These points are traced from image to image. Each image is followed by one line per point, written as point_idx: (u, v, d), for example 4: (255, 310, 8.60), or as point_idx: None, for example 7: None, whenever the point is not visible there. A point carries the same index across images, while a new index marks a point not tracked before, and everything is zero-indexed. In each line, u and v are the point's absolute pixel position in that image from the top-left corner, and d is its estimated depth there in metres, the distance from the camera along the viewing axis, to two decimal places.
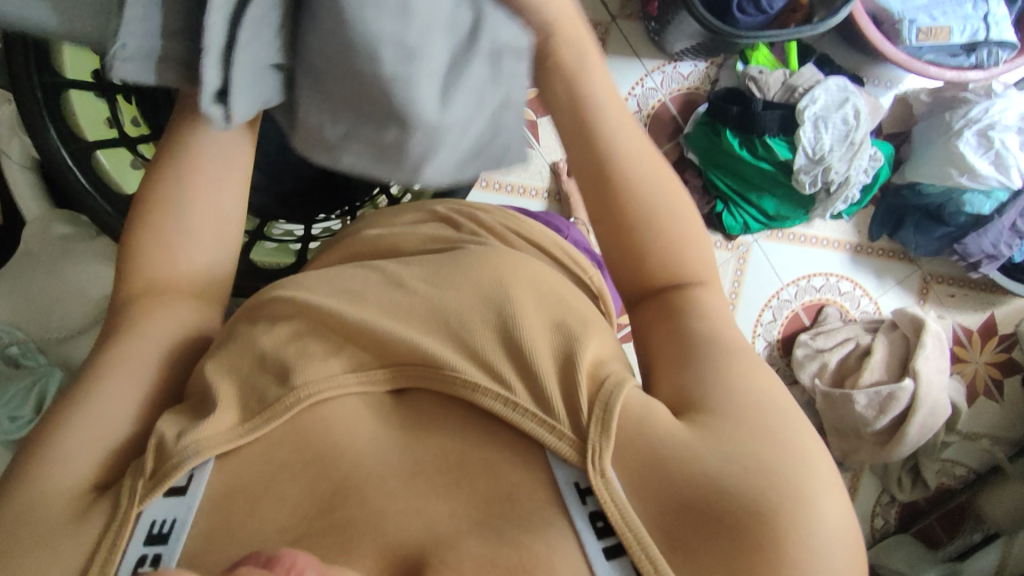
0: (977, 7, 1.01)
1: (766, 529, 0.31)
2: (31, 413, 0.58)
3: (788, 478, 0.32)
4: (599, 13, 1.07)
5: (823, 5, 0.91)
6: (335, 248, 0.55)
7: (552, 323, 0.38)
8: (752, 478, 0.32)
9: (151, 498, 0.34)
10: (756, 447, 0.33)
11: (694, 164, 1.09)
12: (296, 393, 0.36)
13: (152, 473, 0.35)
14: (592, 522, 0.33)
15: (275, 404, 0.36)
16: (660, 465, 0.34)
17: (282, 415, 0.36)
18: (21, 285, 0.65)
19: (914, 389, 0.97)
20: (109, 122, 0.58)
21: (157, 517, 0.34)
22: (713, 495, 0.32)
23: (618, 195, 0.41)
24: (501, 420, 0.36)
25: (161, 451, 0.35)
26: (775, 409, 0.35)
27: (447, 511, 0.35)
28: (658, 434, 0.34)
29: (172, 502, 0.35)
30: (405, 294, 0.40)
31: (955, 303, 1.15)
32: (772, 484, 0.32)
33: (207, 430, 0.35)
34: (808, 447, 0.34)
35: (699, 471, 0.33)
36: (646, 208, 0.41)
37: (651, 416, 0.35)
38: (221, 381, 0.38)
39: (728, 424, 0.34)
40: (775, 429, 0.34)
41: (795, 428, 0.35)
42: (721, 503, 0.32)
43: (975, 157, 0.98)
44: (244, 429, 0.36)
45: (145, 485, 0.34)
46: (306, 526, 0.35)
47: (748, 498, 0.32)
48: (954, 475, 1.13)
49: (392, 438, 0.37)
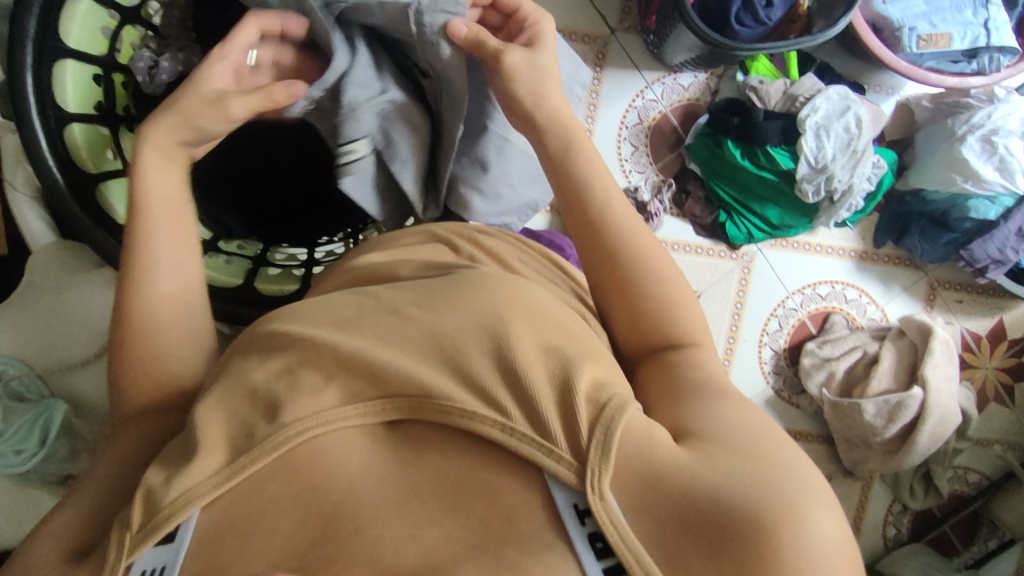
0: (977, 13, 1.01)
1: (765, 540, 0.29)
2: (36, 445, 0.58)
3: (785, 487, 0.31)
4: (599, 27, 1.06)
5: (822, 15, 0.93)
6: (333, 274, 0.55)
7: (545, 349, 0.37)
8: (747, 490, 0.31)
9: (139, 550, 0.34)
10: (752, 465, 0.32)
11: (695, 175, 1.08)
12: (284, 432, 0.36)
13: (139, 525, 0.34)
14: (592, 544, 0.31)
15: (264, 443, 0.36)
16: (658, 483, 0.32)
17: (269, 453, 0.35)
18: (26, 317, 0.65)
19: (923, 397, 0.96)
20: (112, 151, 0.58)
21: (147, 567, 0.34)
22: (710, 510, 0.31)
23: (610, 239, 0.49)
24: (496, 445, 0.35)
25: (149, 501, 0.35)
26: (773, 438, 0.35)
27: (442, 535, 0.33)
28: (658, 454, 0.33)
29: (162, 550, 0.34)
30: (401, 321, 0.40)
31: (963, 308, 1.14)
32: (771, 497, 0.31)
33: (193, 478, 0.35)
34: (805, 470, 0.33)
35: (697, 487, 0.32)
36: (627, 252, 0.48)
37: (652, 439, 0.34)
38: (211, 425, 0.37)
39: (724, 448, 0.33)
40: (768, 449, 0.34)
41: (785, 450, 0.34)
42: (720, 516, 0.30)
43: (979, 162, 0.98)
44: (228, 473, 0.35)
45: (133, 536, 0.34)
46: (299, 557, 0.33)
47: (748, 509, 0.30)
48: (968, 482, 1.12)
49: (386, 465, 0.36)
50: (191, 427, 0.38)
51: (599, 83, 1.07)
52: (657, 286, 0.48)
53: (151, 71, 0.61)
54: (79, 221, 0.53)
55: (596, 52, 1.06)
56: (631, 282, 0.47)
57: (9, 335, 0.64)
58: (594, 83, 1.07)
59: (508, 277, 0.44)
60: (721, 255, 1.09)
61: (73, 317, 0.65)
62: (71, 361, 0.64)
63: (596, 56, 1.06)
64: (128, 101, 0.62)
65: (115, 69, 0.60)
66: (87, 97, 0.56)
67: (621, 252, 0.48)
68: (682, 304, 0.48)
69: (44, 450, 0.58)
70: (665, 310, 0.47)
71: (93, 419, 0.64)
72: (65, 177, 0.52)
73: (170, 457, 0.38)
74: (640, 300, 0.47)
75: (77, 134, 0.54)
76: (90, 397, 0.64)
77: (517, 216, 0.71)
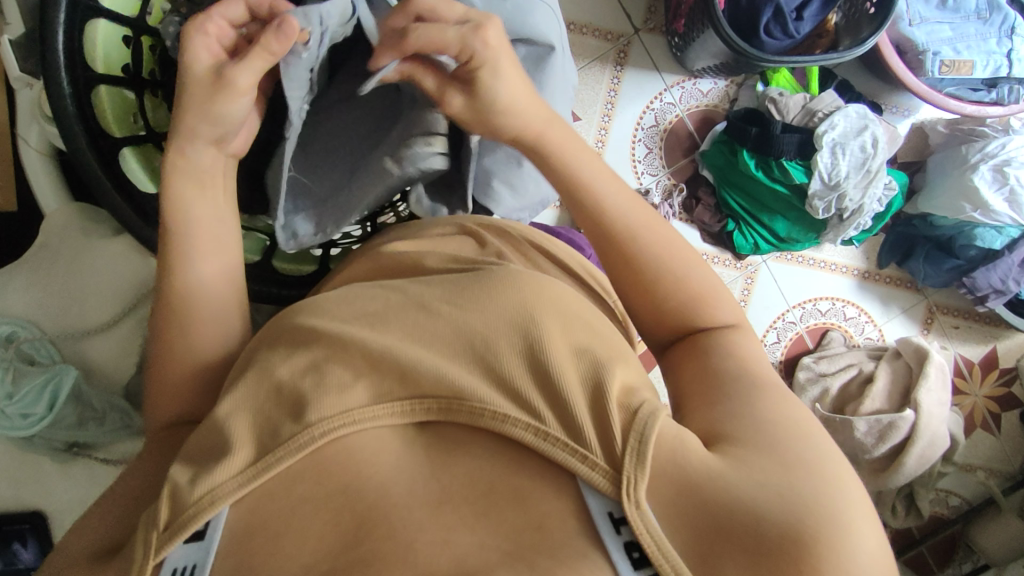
0: (1001, 43, 1.01)
1: (808, 555, 0.30)
2: (44, 410, 0.57)
3: (819, 505, 0.32)
4: (622, 25, 1.05)
5: (848, 33, 0.92)
6: (357, 260, 0.55)
7: (578, 351, 0.37)
8: (788, 504, 0.32)
9: (169, 547, 0.33)
10: (790, 476, 0.33)
11: (707, 182, 1.08)
12: (311, 430, 0.35)
13: (166, 524, 0.34)
14: (628, 552, 0.32)
15: (288, 442, 0.35)
16: (694, 492, 0.33)
17: (296, 452, 0.35)
18: (40, 279, 0.65)
19: (914, 420, 0.97)
20: (134, 115, 0.59)
21: (179, 564, 0.34)
22: (749, 524, 0.31)
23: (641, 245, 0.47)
24: (532, 451, 0.35)
25: (175, 500, 0.34)
26: (804, 440, 0.36)
27: (477, 542, 0.32)
28: (691, 462, 0.34)
29: (192, 547, 0.34)
30: (430, 316, 0.40)
31: (959, 334, 1.15)
32: (811, 511, 0.32)
33: (220, 477, 0.35)
34: (838, 474, 0.34)
35: (737, 500, 0.32)
36: (663, 259, 0.47)
37: (685, 446, 0.34)
38: (237, 418, 0.37)
39: (758, 455, 0.34)
40: (805, 455, 0.35)
41: (823, 459, 0.35)
42: (760, 528, 0.31)
43: (989, 192, 0.98)
44: (257, 469, 0.35)
45: (160, 536, 0.34)
46: (332, 560, 0.33)
47: (787, 523, 0.31)
48: (948, 505, 1.14)
49: (418, 465, 0.36)
50: (217, 426, 0.37)
51: (618, 81, 1.06)
52: (685, 289, 0.46)
53: (181, 38, 0.57)
54: (101, 185, 0.53)
55: (618, 50, 1.05)
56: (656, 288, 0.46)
57: (21, 297, 0.63)
58: (613, 82, 1.06)
59: (532, 272, 0.43)
60: (727, 264, 1.09)
61: (88, 283, 0.65)
62: (83, 328, 0.64)
63: (618, 54, 1.06)
64: (155, 65, 0.61)
65: (144, 32, 0.58)
66: (116, 59, 0.56)
67: (657, 259, 0.46)
68: (714, 298, 0.46)
69: (51, 416, 0.57)
70: (699, 311, 0.46)
71: (105, 387, 0.64)
72: (89, 139, 0.52)
73: (194, 453, 0.37)
74: (666, 311, 0.46)
75: (103, 97, 0.55)
76: (102, 364, 0.64)
77: (531, 212, 0.70)
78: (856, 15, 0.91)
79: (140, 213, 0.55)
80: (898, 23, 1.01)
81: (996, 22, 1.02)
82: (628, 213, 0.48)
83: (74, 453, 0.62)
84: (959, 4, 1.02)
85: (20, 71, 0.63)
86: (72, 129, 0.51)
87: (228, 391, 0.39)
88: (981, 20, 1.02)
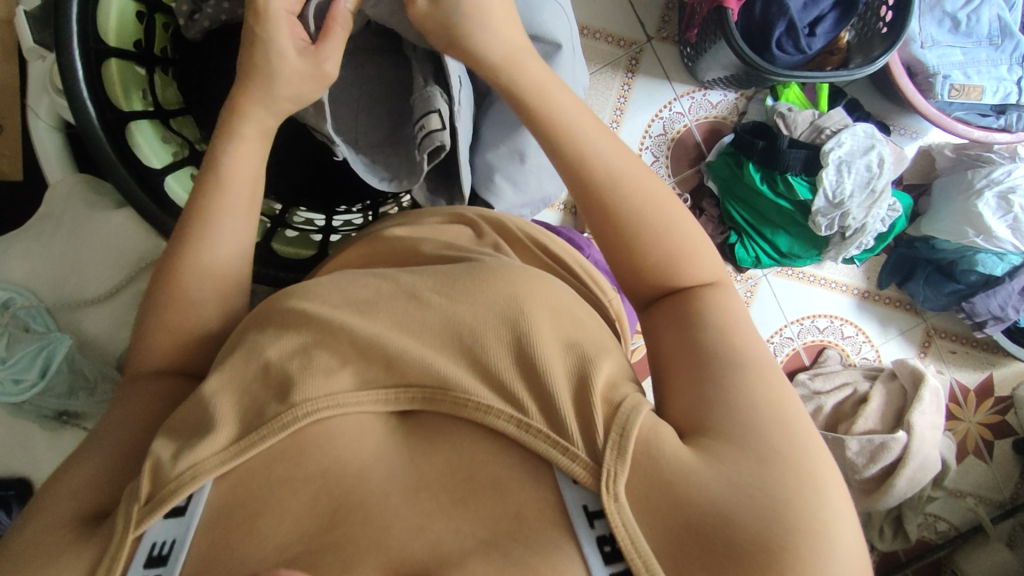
0: (1011, 70, 1.02)
1: (774, 561, 0.30)
2: (36, 377, 0.58)
3: (797, 513, 0.31)
4: (636, 32, 1.06)
5: (860, 52, 0.93)
6: (357, 244, 0.55)
7: (565, 344, 0.37)
8: (758, 507, 0.31)
9: (148, 521, 0.33)
10: (765, 475, 0.32)
11: (712, 194, 1.08)
12: (295, 410, 0.35)
13: (147, 498, 0.34)
14: (600, 547, 0.32)
15: (272, 421, 0.35)
16: (667, 490, 0.32)
17: (279, 432, 0.35)
18: (41, 246, 0.65)
19: (907, 442, 0.96)
20: (144, 91, 0.59)
21: (157, 539, 0.33)
22: (719, 526, 0.31)
23: (649, 242, 0.43)
24: (511, 442, 0.35)
25: (157, 474, 0.34)
26: (783, 433, 0.34)
27: (451, 529, 0.33)
28: (666, 457, 0.33)
29: (172, 523, 0.34)
30: (419, 306, 0.40)
31: (956, 360, 1.15)
32: (783, 517, 0.31)
33: (203, 454, 0.35)
34: (819, 472, 0.34)
35: (708, 499, 0.32)
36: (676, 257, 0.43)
37: (659, 438, 0.34)
38: (222, 397, 0.37)
39: (735, 449, 0.33)
40: (785, 453, 0.33)
41: (800, 449, 0.34)
42: (728, 532, 0.31)
43: (993, 218, 0.98)
44: (238, 448, 0.35)
45: (141, 509, 0.33)
46: (307, 542, 0.33)
47: (756, 528, 0.31)
48: (935, 530, 1.12)
49: (398, 452, 0.36)
50: (203, 404, 0.37)
51: (629, 88, 1.06)
52: (667, 246, 0.43)
53: (194, 16, 0.60)
54: (107, 157, 0.53)
55: (630, 57, 1.06)
56: (669, 276, 0.43)
57: (20, 263, 0.64)
58: (623, 88, 1.06)
59: (524, 266, 0.43)
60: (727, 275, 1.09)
61: (88, 253, 0.65)
62: (80, 298, 0.64)
63: (629, 61, 1.06)
64: (167, 43, 0.64)
65: (156, 10, 0.61)
66: (128, 34, 0.57)
67: (640, 249, 0.43)
68: (693, 255, 0.44)
69: (42, 383, 0.58)
70: (687, 270, 0.44)
71: (98, 358, 0.64)
72: (98, 111, 0.53)
73: (178, 429, 0.37)
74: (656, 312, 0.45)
75: (113, 71, 0.55)
76: (97, 336, 0.64)
77: (531, 210, 0.71)
78: (868, 34, 0.91)
79: (146, 188, 0.56)
80: (910, 45, 1.01)
81: (1008, 48, 1.02)
82: (636, 176, 0.44)
83: (64, 423, 0.62)
84: (972, 28, 1.01)
85: (34, 42, 0.63)
86: (82, 104, 0.52)
87: (218, 367, 0.39)
88: (993, 47, 1.02)
